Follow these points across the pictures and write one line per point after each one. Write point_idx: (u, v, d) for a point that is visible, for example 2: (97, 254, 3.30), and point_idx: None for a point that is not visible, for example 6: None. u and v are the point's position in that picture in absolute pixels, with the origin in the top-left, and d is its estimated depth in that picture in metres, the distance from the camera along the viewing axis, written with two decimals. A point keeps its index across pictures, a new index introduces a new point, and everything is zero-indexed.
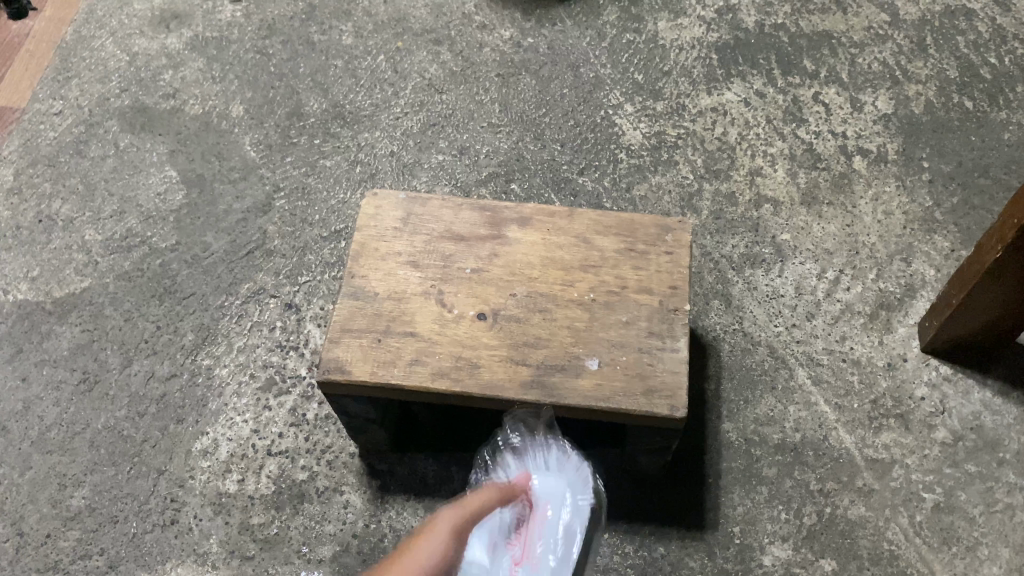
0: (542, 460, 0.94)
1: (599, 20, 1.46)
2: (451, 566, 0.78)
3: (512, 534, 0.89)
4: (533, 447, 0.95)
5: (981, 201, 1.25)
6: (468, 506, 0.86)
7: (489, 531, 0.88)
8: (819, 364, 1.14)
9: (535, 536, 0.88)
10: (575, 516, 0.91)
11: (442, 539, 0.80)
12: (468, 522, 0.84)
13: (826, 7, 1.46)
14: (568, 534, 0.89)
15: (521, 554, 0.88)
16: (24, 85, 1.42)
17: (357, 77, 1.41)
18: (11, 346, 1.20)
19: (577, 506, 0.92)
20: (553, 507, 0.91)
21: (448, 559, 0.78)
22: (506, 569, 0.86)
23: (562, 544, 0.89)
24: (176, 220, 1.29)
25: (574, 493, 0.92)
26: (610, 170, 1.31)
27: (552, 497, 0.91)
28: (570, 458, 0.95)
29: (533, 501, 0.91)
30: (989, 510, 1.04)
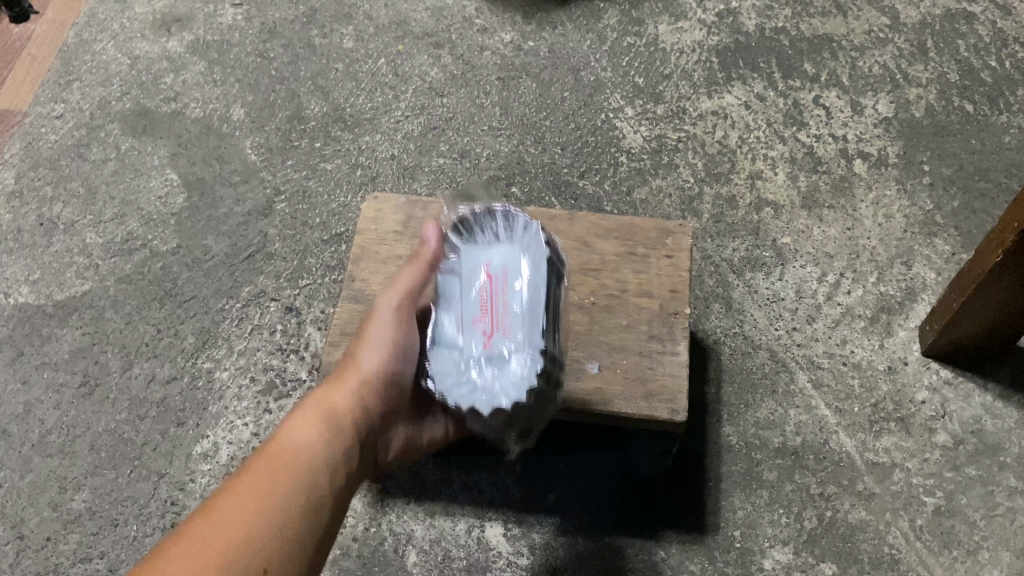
0: (492, 231, 0.85)
1: (599, 24, 1.46)
2: (403, 355, 0.85)
3: (474, 310, 0.80)
4: (480, 224, 0.86)
5: (982, 205, 1.25)
6: (405, 295, 0.86)
7: (450, 335, 0.81)
8: (819, 367, 1.14)
9: (497, 305, 0.80)
10: (536, 263, 0.82)
11: (388, 330, 0.84)
12: (410, 299, 0.86)
13: (826, 10, 1.46)
14: (531, 285, 0.80)
15: (487, 325, 0.80)
16: (25, 88, 1.42)
17: (357, 80, 1.41)
18: (12, 349, 1.20)
19: (533, 251, 0.82)
20: (510, 269, 0.81)
21: (400, 347, 0.85)
22: (477, 347, 0.79)
23: (525, 293, 0.80)
24: (177, 223, 1.29)
25: (531, 240, 0.84)
26: (610, 173, 1.31)
27: (507, 263, 0.82)
28: (520, 223, 0.85)
29: (487, 275, 0.82)
30: (989, 514, 1.03)
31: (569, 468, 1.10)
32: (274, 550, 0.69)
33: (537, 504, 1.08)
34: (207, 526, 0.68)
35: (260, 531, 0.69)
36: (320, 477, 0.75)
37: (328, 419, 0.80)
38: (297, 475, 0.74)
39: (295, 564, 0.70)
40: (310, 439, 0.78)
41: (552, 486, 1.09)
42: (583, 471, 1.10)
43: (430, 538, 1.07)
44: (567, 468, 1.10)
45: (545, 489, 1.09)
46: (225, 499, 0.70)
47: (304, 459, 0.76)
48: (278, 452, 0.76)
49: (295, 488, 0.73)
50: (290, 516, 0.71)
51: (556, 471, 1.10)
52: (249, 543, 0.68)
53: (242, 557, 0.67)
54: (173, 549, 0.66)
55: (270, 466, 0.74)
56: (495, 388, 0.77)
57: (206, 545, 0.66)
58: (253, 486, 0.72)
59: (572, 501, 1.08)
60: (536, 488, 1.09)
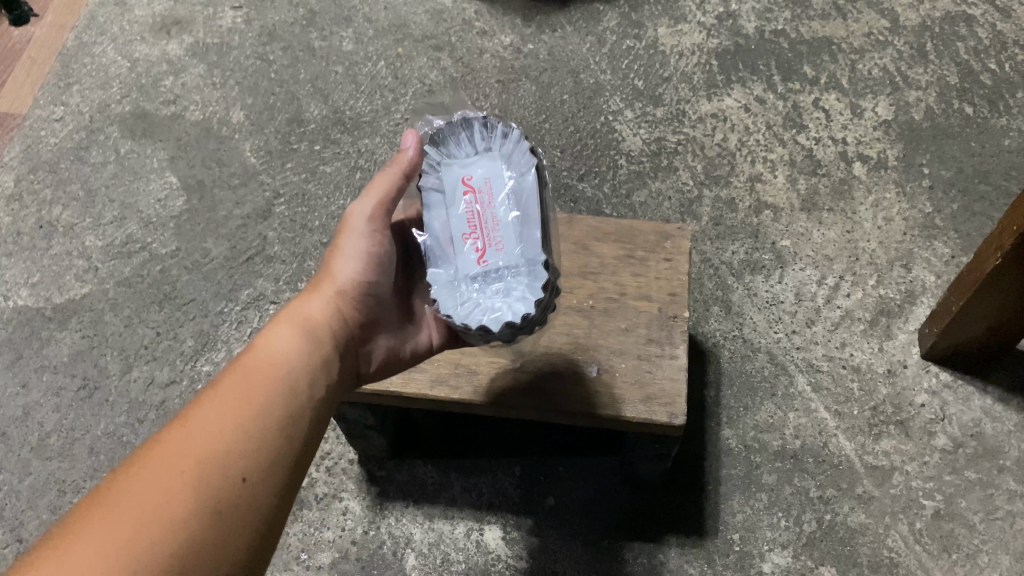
0: (466, 143, 0.82)
1: (598, 26, 1.46)
2: (385, 257, 0.80)
3: (465, 227, 0.78)
4: (450, 133, 0.82)
5: (982, 207, 1.25)
6: (376, 202, 0.80)
7: (441, 253, 0.78)
8: (819, 370, 1.14)
9: (488, 220, 0.78)
10: (520, 173, 0.80)
11: (361, 236, 0.78)
12: (384, 205, 0.80)
13: (826, 13, 1.46)
14: (519, 195, 0.79)
15: (480, 241, 0.78)
16: (25, 91, 1.42)
17: (357, 82, 1.41)
18: (11, 352, 1.20)
19: (515, 162, 0.80)
20: (494, 183, 0.79)
21: (376, 254, 0.79)
22: (473, 261, 0.77)
23: (513, 206, 0.78)
24: (177, 226, 1.29)
25: (512, 150, 0.81)
26: (610, 176, 1.31)
27: (491, 177, 0.79)
28: (498, 131, 0.82)
29: (472, 191, 0.79)
30: (989, 517, 1.03)
31: (568, 471, 1.10)
32: (251, 459, 0.63)
33: (536, 507, 1.08)
34: (174, 439, 0.62)
35: (231, 440, 0.63)
36: (299, 384, 0.69)
37: (304, 328, 0.73)
38: (272, 384, 0.68)
39: (278, 472, 0.64)
40: (286, 347, 0.71)
41: (550, 490, 1.09)
42: (582, 474, 1.10)
43: (429, 542, 1.07)
44: (566, 471, 1.10)
45: (544, 493, 1.09)
46: (196, 412, 0.65)
47: (281, 367, 0.69)
48: (251, 362, 0.69)
49: (272, 396, 0.67)
50: (266, 425, 0.65)
51: (555, 475, 1.10)
52: (222, 452, 0.62)
53: (216, 466, 0.61)
54: (142, 463, 0.61)
55: (244, 378, 0.67)
56: (498, 302, 0.75)
57: (176, 456, 0.61)
58: (226, 397, 0.65)
59: (571, 504, 1.08)
60: (535, 491, 1.09)
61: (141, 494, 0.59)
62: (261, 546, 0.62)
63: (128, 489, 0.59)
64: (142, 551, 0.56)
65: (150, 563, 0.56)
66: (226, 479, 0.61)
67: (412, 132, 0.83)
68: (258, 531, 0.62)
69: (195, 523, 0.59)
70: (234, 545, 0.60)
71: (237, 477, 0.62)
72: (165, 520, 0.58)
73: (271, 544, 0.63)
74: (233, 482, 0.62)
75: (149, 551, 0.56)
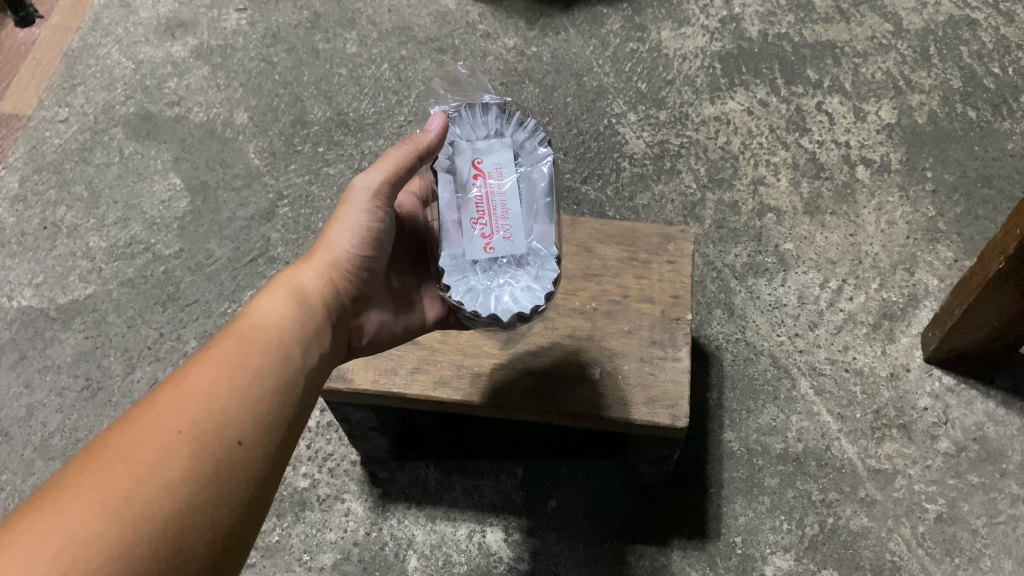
0: (481, 130, 0.82)
1: (601, 29, 1.46)
2: (383, 233, 0.78)
3: (476, 212, 0.78)
4: (466, 119, 0.83)
5: (985, 211, 1.25)
6: (384, 177, 0.77)
7: (450, 236, 0.78)
8: (822, 373, 1.14)
9: (499, 208, 0.78)
10: (533, 165, 0.81)
11: (362, 210, 0.76)
12: (392, 182, 0.78)
13: (829, 16, 1.46)
14: (531, 188, 0.80)
15: (489, 227, 0.78)
16: (30, 92, 1.42)
17: (361, 85, 1.41)
18: (15, 352, 1.20)
19: (529, 153, 0.82)
20: (507, 170, 0.80)
21: (374, 228, 0.77)
22: (484, 248, 0.77)
23: (525, 197, 0.80)
24: (180, 227, 1.29)
25: (528, 140, 0.82)
26: (612, 179, 1.31)
27: (505, 165, 0.80)
28: (515, 118, 0.83)
29: (487, 178, 0.79)
30: (992, 521, 1.03)
31: (570, 474, 1.10)
32: (245, 424, 0.62)
33: (538, 510, 1.08)
34: (166, 402, 0.61)
35: (227, 403, 0.62)
36: (294, 353, 0.68)
37: (297, 297, 0.71)
38: (266, 349, 0.66)
39: (271, 438, 0.63)
40: (279, 315, 0.69)
41: (553, 493, 1.09)
42: (584, 477, 1.10)
43: (431, 543, 1.07)
44: (568, 474, 1.10)
45: (546, 495, 1.09)
46: (187, 374, 0.63)
47: (275, 334, 0.68)
48: (245, 328, 0.67)
49: (266, 363, 0.66)
50: (260, 392, 0.64)
51: (557, 477, 1.10)
52: (217, 416, 0.61)
53: (211, 429, 0.60)
54: (133, 425, 0.59)
55: (239, 344, 0.66)
56: (506, 292, 0.76)
57: (169, 418, 0.59)
58: (220, 360, 0.64)
59: (573, 507, 1.08)
60: (537, 494, 1.09)
61: (134, 454, 0.57)
62: (253, 511, 0.61)
63: (121, 450, 0.57)
64: (138, 509, 0.54)
65: (146, 522, 0.54)
66: (221, 443, 0.60)
67: (438, 112, 0.79)
68: (251, 495, 0.61)
69: (189, 485, 0.57)
70: (228, 509, 0.59)
71: (231, 441, 0.61)
72: (160, 480, 0.56)
73: (262, 511, 0.63)
74: (228, 446, 0.60)
75: (146, 511, 0.55)
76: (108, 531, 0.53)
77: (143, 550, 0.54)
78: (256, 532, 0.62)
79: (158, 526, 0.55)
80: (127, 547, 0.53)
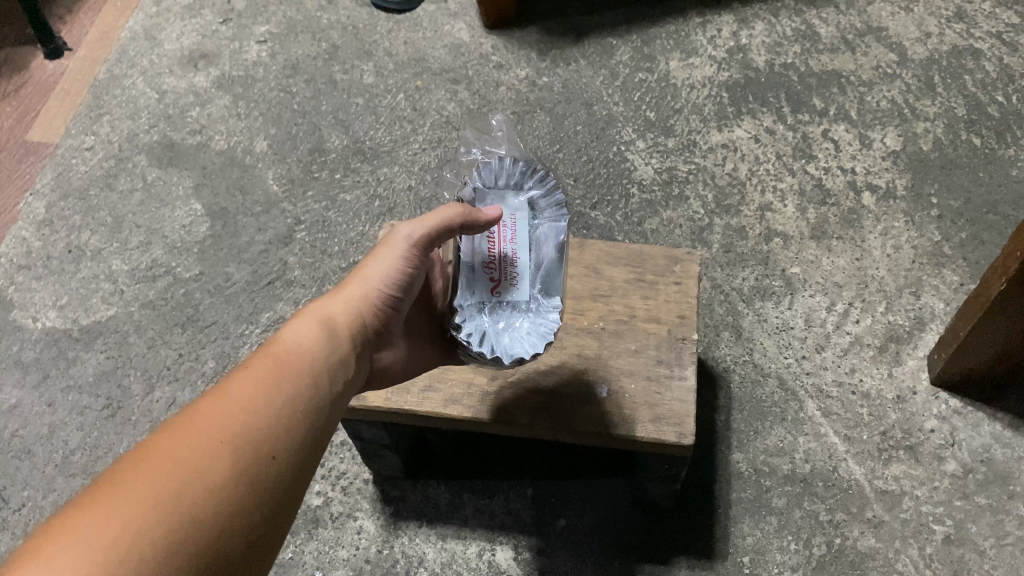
0: (506, 183, 0.85)
1: (611, 60, 1.50)
2: (412, 279, 0.80)
3: (489, 255, 0.82)
4: (496, 175, 0.86)
5: (990, 236, 1.26)
6: (426, 228, 0.79)
7: (466, 282, 0.81)
8: (829, 396, 1.16)
9: (510, 254, 0.82)
10: (548, 223, 0.85)
11: (399, 255, 0.79)
12: (430, 237, 0.80)
13: (835, 46, 1.49)
14: (545, 245, 0.84)
15: (500, 276, 0.82)
16: (58, 121, 1.47)
17: (377, 114, 1.45)
18: (39, 372, 1.23)
19: (546, 213, 0.85)
20: (525, 225, 0.83)
21: (407, 271, 0.79)
22: (494, 296, 0.81)
23: (538, 253, 0.83)
24: (200, 251, 1.33)
25: (546, 200, 0.85)
26: (622, 205, 1.33)
27: (522, 219, 0.84)
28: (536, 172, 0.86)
29: (505, 234, 0.83)
30: (1000, 542, 1.04)
31: (579, 492, 1.12)
32: (279, 439, 0.63)
33: (548, 529, 1.10)
34: (205, 413, 0.62)
35: (263, 420, 0.63)
36: (321, 376, 0.69)
37: (327, 324, 0.73)
38: (299, 368, 0.68)
39: (301, 455, 0.64)
40: (310, 340, 0.71)
41: (562, 511, 1.11)
42: (592, 495, 1.12)
43: (442, 561, 1.09)
44: (577, 492, 1.12)
45: (555, 514, 1.11)
46: (226, 389, 0.64)
47: (306, 355, 0.69)
48: (278, 350, 0.69)
49: (299, 380, 0.67)
50: (293, 409, 0.65)
51: (567, 495, 1.12)
52: (251, 429, 0.62)
53: (246, 441, 0.61)
54: (174, 433, 0.60)
55: (274, 363, 0.68)
56: (510, 335, 0.80)
57: (209, 428, 0.61)
58: (257, 377, 0.66)
59: (582, 525, 1.10)
60: (547, 512, 1.11)
61: (176, 460, 0.58)
62: (279, 523, 0.61)
63: (163, 454, 0.59)
64: (180, 512, 0.56)
65: (185, 524, 0.55)
66: (254, 456, 0.61)
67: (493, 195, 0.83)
68: (279, 507, 0.61)
69: (226, 492, 0.58)
70: (258, 519, 0.60)
71: (265, 454, 0.62)
72: (200, 486, 0.57)
73: (287, 524, 0.63)
74: (262, 459, 0.61)
75: (183, 513, 0.56)
76: (151, 530, 0.54)
77: (181, 550, 0.54)
78: (281, 544, 0.63)
79: (196, 529, 0.56)
80: (169, 546, 0.54)
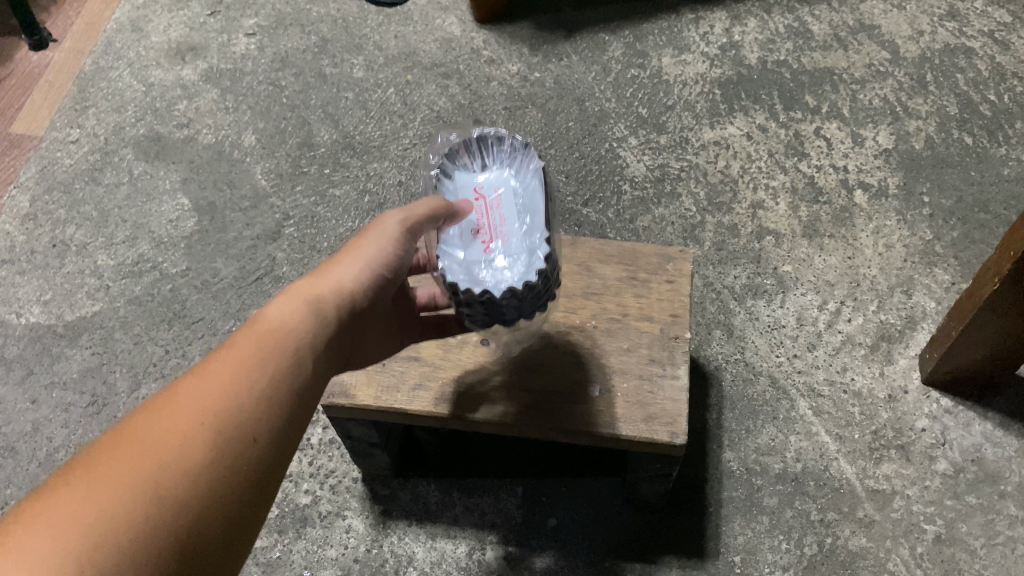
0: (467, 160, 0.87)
1: (604, 56, 1.49)
2: (399, 265, 0.78)
3: (469, 221, 0.82)
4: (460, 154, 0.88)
5: (982, 235, 1.26)
6: (417, 212, 0.78)
7: (453, 248, 0.81)
8: (820, 395, 1.15)
9: (489, 214, 0.83)
10: (519, 173, 0.85)
11: (389, 239, 0.77)
12: (414, 224, 0.78)
13: (827, 44, 1.49)
14: (521, 194, 0.83)
15: (483, 227, 0.82)
16: (42, 113, 1.45)
17: (367, 109, 1.44)
18: (22, 368, 1.21)
19: (513, 161, 0.86)
20: (498, 186, 0.85)
21: (396, 254, 0.77)
22: (482, 251, 0.80)
23: (517, 203, 0.83)
24: (187, 246, 1.31)
25: (509, 156, 0.86)
26: (614, 202, 1.33)
27: (493, 183, 0.85)
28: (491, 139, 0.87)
29: (477, 193, 0.85)
30: (990, 542, 1.04)
31: (570, 492, 1.11)
32: (262, 421, 0.62)
33: (538, 528, 1.09)
34: (186, 394, 0.60)
35: (244, 402, 0.61)
36: (306, 357, 0.67)
37: (314, 300, 0.70)
38: (283, 347, 0.66)
39: (285, 436, 0.63)
40: (296, 318, 0.68)
41: (553, 511, 1.10)
42: (583, 494, 1.11)
43: (431, 560, 1.08)
44: (568, 492, 1.11)
45: (546, 513, 1.10)
46: (205, 370, 0.63)
47: (292, 334, 0.67)
48: (263, 328, 0.67)
49: (283, 361, 0.65)
50: (277, 390, 0.64)
51: (558, 494, 1.11)
52: (233, 411, 0.60)
53: (224, 424, 0.60)
54: (154, 413, 0.59)
55: (258, 343, 0.65)
56: (498, 277, 0.77)
57: (188, 411, 0.59)
58: (239, 356, 0.63)
59: (573, 525, 1.09)
60: (537, 512, 1.10)
61: (155, 443, 0.57)
62: (260, 505, 0.60)
63: (144, 433, 0.57)
64: (160, 494, 0.54)
65: (165, 505, 0.54)
66: (237, 438, 0.60)
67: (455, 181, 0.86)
68: (260, 489, 0.60)
69: (205, 477, 0.57)
70: (240, 500, 0.59)
71: (248, 436, 0.60)
72: (182, 469, 0.56)
73: (267, 508, 0.62)
74: (244, 442, 0.60)
75: (162, 494, 0.54)
76: (129, 514, 0.53)
77: (160, 533, 0.53)
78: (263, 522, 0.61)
79: (173, 514, 0.54)
80: (147, 532, 0.53)
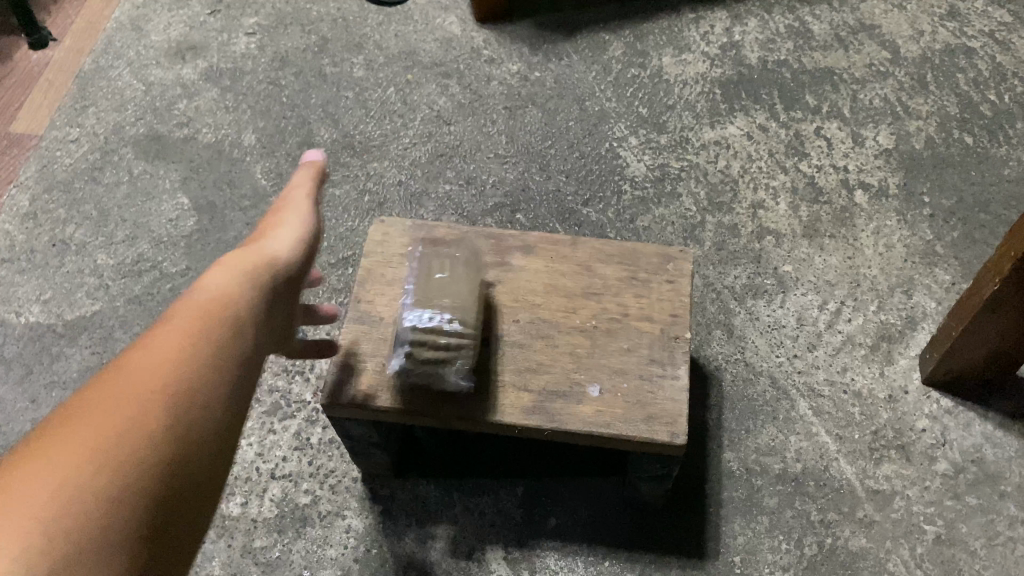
0: None
1: (605, 55, 1.49)
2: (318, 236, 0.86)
3: None
4: None
5: (982, 235, 1.26)
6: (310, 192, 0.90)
7: None
8: (820, 395, 1.15)
9: None
10: None
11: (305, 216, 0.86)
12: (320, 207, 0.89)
13: (827, 44, 1.49)
14: None
15: None
16: (42, 113, 1.45)
17: (367, 108, 1.43)
18: (21, 368, 1.21)
19: None
20: None
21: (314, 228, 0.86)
22: None
23: None
24: (187, 245, 1.31)
25: None
26: (614, 202, 1.32)
27: None
28: None
29: None
30: (990, 543, 1.04)
31: (570, 492, 1.11)
32: (206, 378, 0.64)
33: (538, 529, 1.09)
34: (123, 366, 0.63)
35: (184, 362, 0.64)
36: (246, 318, 0.70)
37: (245, 271, 0.74)
38: (222, 313, 0.69)
39: (232, 389, 0.66)
40: (231, 287, 0.72)
41: (553, 511, 1.10)
42: (583, 494, 1.11)
43: (432, 560, 1.08)
44: (568, 492, 1.11)
45: (546, 513, 1.10)
46: (142, 344, 0.65)
47: (229, 300, 0.70)
48: (199, 299, 0.69)
49: (223, 325, 0.68)
50: (215, 349, 0.66)
51: (558, 494, 1.11)
52: (174, 372, 0.63)
53: (168, 387, 0.62)
54: (92, 390, 0.61)
55: (196, 311, 0.68)
56: None
57: (128, 383, 0.61)
58: (174, 326, 0.66)
59: (573, 525, 1.09)
60: (537, 512, 1.10)
61: (101, 413, 0.59)
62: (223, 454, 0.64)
63: (83, 408, 0.59)
64: (118, 456, 0.57)
65: (125, 464, 0.57)
66: (179, 395, 0.62)
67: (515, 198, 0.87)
68: (218, 440, 0.63)
69: (160, 435, 0.59)
70: (199, 450, 0.61)
71: (190, 393, 0.63)
72: (136, 430, 0.59)
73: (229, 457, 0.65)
74: (187, 401, 0.62)
75: (121, 454, 0.57)
76: (90, 477, 0.55)
77: (124, 491, 0.56)
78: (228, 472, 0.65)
79: (135, 472, 0.57)
80: (110, 490, 0.55)
